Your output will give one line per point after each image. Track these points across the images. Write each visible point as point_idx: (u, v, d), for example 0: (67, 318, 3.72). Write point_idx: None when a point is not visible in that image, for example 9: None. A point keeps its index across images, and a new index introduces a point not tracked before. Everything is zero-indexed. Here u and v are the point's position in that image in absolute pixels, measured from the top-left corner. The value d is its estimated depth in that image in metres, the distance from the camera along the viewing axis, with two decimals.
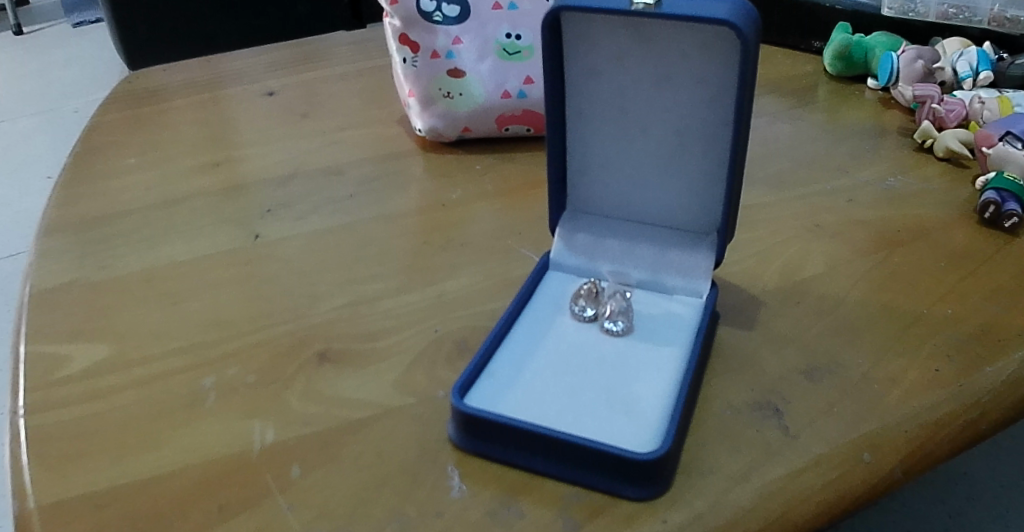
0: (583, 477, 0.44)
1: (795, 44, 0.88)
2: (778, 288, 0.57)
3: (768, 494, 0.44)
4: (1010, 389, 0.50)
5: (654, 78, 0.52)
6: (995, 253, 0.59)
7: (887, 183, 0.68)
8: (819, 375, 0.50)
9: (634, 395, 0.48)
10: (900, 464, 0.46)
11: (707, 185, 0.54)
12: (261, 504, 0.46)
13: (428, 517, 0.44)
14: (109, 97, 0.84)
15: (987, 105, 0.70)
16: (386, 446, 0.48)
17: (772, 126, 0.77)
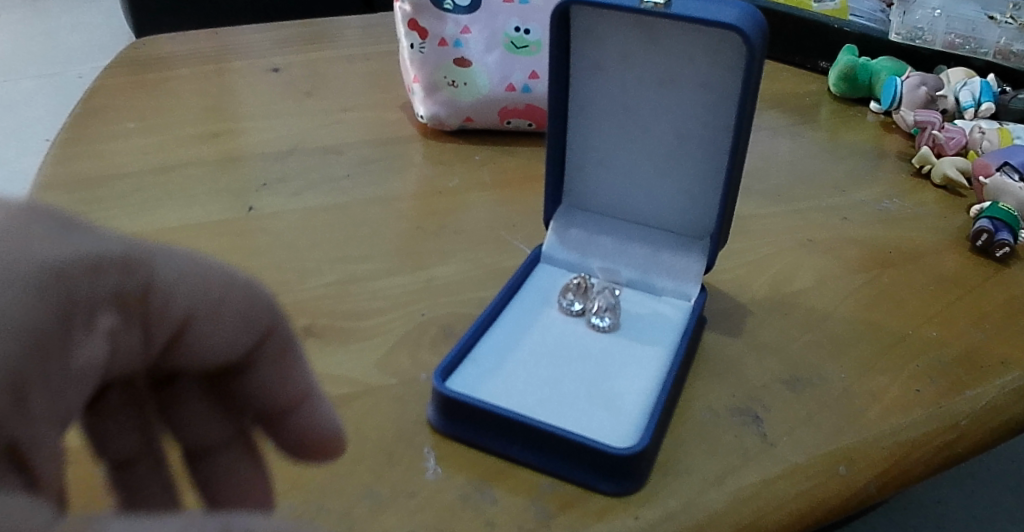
0: (558, 468, 0.44)
1: (801, 62, 0.88)
2: (766, 298, 0.57)
3: (742, 498, 0.44)
4: (989, 414, 0.50)
5: (660, 78, 0.52)
6: (985, 281, 0.60)
7: (882, 205, 0.68)
8: (801, 386, 0.51)
9: (615, 390, 0.48)
10: (875, 479, 0.46)
11: (704, 190, 0.54)
12: None
13: (402, 496, 0.44)
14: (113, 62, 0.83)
15: (986, 135, 0.71)
16: (364, 424, 0.48)
17: (772, 140, 0.77)
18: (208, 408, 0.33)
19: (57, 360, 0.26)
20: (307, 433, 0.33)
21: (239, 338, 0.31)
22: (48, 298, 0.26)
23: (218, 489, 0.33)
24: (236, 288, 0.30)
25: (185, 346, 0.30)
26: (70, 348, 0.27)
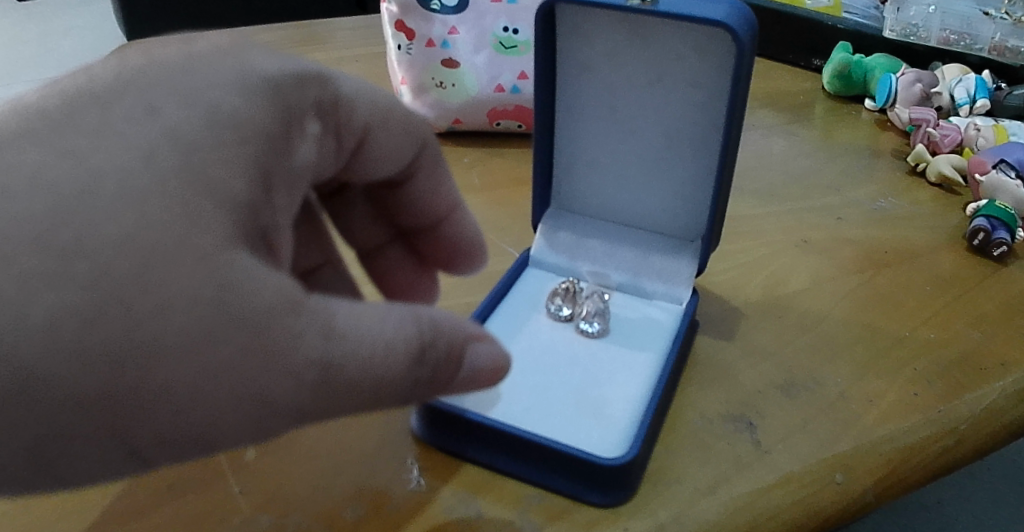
0: (546, 479, 0.43)
1: (795, 60, 0.87)
2: (760, 301, 0.56)
3: (735, 508, 0.43)
4: (989, 418, 0.49)
5: (648, 77, 0.51)
6: (982, 281, 0.59)
7: (877, 204, 0.67)
8: (795, 391, 0.49)
9: (605, 398, 0.46)
10: (872, 487, 0.45)
11: (695, 191, 0.53)
12: (213, 485, 0.44)
13: (385, 509, 0.43)
14: None
15: (982, 132, 0.70)
16: (347, 434, 0.46)
17: (766, 140, 0.76)
18: (370, 214, 0.49)
19: (285, 153, 0.36)
20: (458, 239, 0.49)
21: (404, 145, 0.43)
22: (281, 104, 0.36)
23: (391, 281, 0.50)
24: (404, 117, 0.43)
25: (364, 153, 0.42)
26: (295, 144, 0.37)
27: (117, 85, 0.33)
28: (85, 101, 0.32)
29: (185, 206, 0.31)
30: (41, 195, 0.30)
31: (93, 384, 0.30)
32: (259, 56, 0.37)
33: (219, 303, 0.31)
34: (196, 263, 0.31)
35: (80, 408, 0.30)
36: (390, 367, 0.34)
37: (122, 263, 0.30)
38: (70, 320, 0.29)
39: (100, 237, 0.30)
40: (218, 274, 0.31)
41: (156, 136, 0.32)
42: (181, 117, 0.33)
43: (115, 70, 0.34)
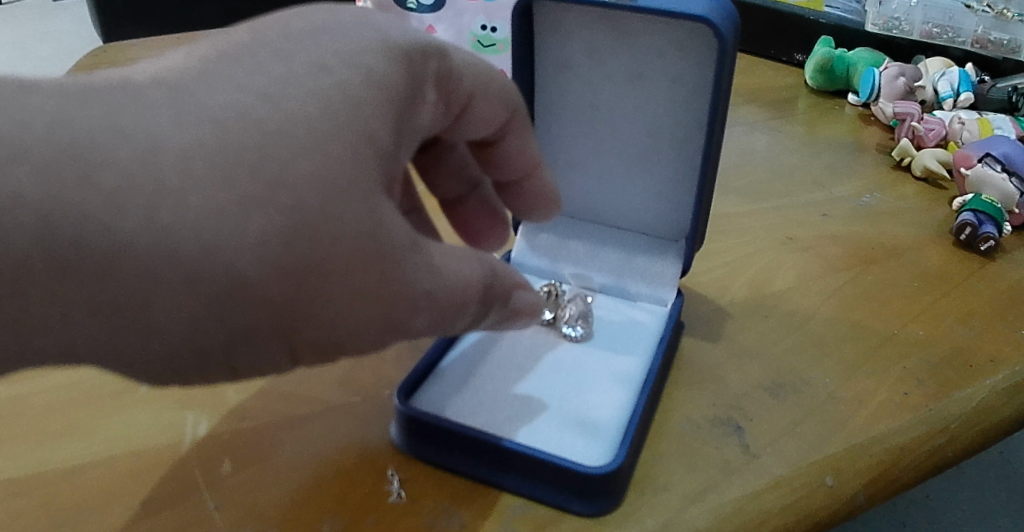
0: (529, 488, 0.42)
1: (777, 55, 0.86)
2: (745, 300, 0.55)
3: (724, 515, 0.42)
4: (980, 416, 0.48)
5: (628, 75, 0.50)
6: (970, 276, 0.58)
7: (863, 200, 0.66)
8: (783, 392, 0.48)
9: (589, 404, 0.45)
10: (864, 489, 0.44)
11: (678, 189, 0.52)
12: (188, 500, 0.43)
13: (365, 522, 0.41)
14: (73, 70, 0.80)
15: (966, 126, 0.69)
16: (324, 444, 0.45)
17: (749, 136, 0.75)
18: (450, 170, 0.48)
19: (406, 118, 0.36)
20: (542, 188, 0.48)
21: (502, 112, 0.42)
22: (402, 71, 0.36)
23: (477, 231, 0.50)
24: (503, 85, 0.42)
25: (467, 117, 0.41)
26: (415, 111, 0.37)
27: (281, 40, 0.34)
28: (246, 54, 0.33)
29: (336, 166, 0.32)
30: (241, 129, 0.31)
31: (278, 293, 0.32)
32: (382, 23, 0.37)
33: (388, 238, 0.34)
34: (354, 198, 0.33)
35: (257, 312, 0.32)
36: (466, 305, 0.38)
37: (295, 198, 0.31)
38: (265, 242, 0.31)
39: (284, 168, 0.31)
40: (382, 209, 0.33)
41: (312, 106, 0.32)
42: (323, 79, 0.33)
43: (275, 22, 0.35)
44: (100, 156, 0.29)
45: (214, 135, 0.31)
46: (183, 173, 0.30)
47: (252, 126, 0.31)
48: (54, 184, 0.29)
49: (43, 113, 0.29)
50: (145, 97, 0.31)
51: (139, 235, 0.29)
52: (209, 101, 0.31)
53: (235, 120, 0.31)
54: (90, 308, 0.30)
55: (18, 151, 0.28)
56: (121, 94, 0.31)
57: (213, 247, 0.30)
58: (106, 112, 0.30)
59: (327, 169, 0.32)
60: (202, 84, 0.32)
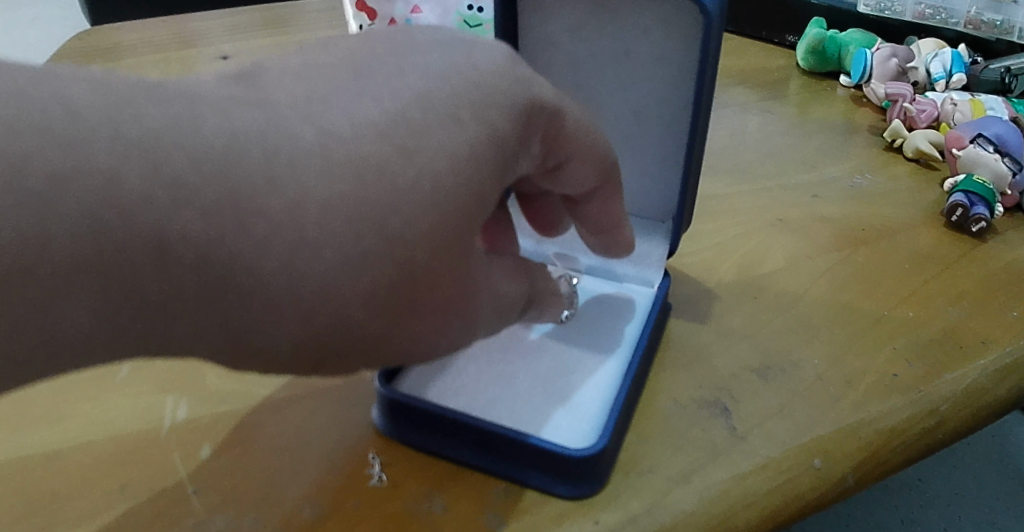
0: (513, 472, 0.41)
1: (769, 37, 0.85)
2: (734, 282, 0.54)
3: (711, 497, 0.41)
4: (970, 398, 0.47)
5: (614, 52, 0.49)
6: (961, 258, 0.57)
7: (854, 181, 0.66)
8: (771, 374, 0.48)
9: (573, 386, 0.45)
10: (853, 471, 0.43)
11: (665, 169, 0.51)
12: (166, 485, 0.42)
13: (344, 507, 0.41)
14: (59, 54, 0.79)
15: (959, 107, 0.69)
16: (304, 428, 0.44)
17: (740, 118, 0.74)
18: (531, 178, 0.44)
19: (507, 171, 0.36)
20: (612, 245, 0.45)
21: (595, 181, 0.40)
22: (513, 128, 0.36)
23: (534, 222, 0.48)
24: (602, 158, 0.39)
25: (559, 173, 0.40)
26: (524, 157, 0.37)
27: (423, 86, 0.34)
28: (387, 95, 0.33)
29: (447, 225, 0.34)
30: (377, 184, 0.32)
31: (375, 329, 0.34)
32: (509, 70, 0.36)
33: (466, 272, 0.36)
34: (451, 256, 0.34)
35: (351, 342, 0.33)
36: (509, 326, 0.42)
37: (407, 251, 0.33)
38: (370, 294, 0.33)
39: (405, 223, 0.32)
40: (464, 259, 0.35)
41: (442, 164, 0.33)
42: (455, 135, 0.34)
43: (415, 62, 0.35)
44: (254, 204, 0.30)
45: (355, 188, 0.31)
46: (324, 226, 0.31)
47: (386, 181, 0.32)
48: (216, 226, 0.29)
49: (208, 148, 0.29)
50: (295, 134, 0.31)
51: (277, 278, 0.31)
52: (349, 140, 0.32)
53: (372, 169, 0.32)
54: (210, 328, 0.31)
55: (179, 186, 0.29)
56: (272, 120, 0.31)
57: (332, 290, 0.32)
58: (261, 151, 0.30)
59: (437, 226, 0.33)
60: (343, 124, 0.32)
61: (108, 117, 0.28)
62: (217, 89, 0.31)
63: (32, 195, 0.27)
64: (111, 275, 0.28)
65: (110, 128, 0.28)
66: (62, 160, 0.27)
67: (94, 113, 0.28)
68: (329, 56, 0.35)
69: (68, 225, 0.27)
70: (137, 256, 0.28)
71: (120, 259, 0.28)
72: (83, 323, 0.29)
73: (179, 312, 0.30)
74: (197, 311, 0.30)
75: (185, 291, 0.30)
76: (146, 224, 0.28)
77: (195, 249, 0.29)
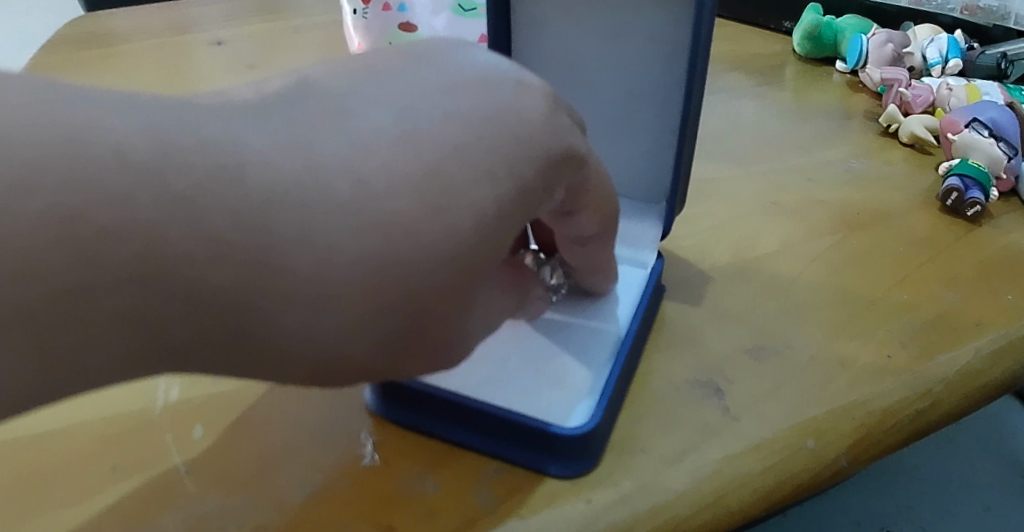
0: (504, 450, 0.41)
1: (765, 23, 0.85)
2: (728, 265, 0.54)
3: (704, 477, 0.41)
4: (964, 380, 0.47)
5: (607, 33, 0.49)
6: (956, 242, 0.57)
7: (849, 165, 0.66)
8: (764, 354, 0.48)
9: (564, 365, 0.45)
10: (846, 452, 0.43)
11: (658, 150, 0.51)
12: (158, 464, 0.42)
13: (337, 486, 0.41)
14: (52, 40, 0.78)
15: (954, 92, 0.69)
16: (297, 409, 0.44)
17: (735, 103, 0.74)
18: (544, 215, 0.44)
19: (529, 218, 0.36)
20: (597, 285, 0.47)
21: (596, 229, 0.42)
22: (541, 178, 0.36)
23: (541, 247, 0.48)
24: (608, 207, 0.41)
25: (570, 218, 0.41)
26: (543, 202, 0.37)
27: (462, 137, 0.33)
28: (428, 144, 0.33)
29: (462, 281, 0.33)
30: (403, 243, 0.31)
31: (380, 367, 0.34)
32: (548, 121, 0.36)
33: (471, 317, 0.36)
34: (461, 307, 0.34)
35: (356, 377, 0.34)
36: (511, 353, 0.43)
37: (420, 304, 0.33)
38: (378, 339, 0.33)
39: (422, 277, 0.32)
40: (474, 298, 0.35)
41: (468, 223, 0.33)
42: (486, 191, 0.33)
43: (460, 108, 0.34)
44: (281, 260, 0.30)
45: (382, 248, 0.31)
46: (346, 282, 0.31)
47: (414, 240, 0.32)
48: (246, 280, 0.30)
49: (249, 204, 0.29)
50: (332, 187, 0.31)
51: (295, 325, 0.31)
52: (381, 196, 0.31)
53: (401, 230, 0.31)
54: (228, 361, 0.32)
55: (214, 241, 0.29)
56: (312, 170, 0.30)
57: (346, 335, 0.32)
58: (297, 208, 0.30)
59: (455, 279, 0.33)
60: (380, 175, 0.31)
61: (154, 168, 0.28)
62: (259, 118, 0.31)
63: (79, 247, 0.27)
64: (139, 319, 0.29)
65: (155, 182, 0.28)
66: (103, 211, 0.27)
67: (141, 166, 0.28)
68: (379, 89, 0.34)
69: (110, 272, 0.28)
70: (171, 302, 0.29)
71: (148, 304, 0.29)
72: (108, 361, 0.29)
73: (200, 351, 0.31)
74: (217, 352, 0.31)
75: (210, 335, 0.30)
76: (185, 275, 0.29)
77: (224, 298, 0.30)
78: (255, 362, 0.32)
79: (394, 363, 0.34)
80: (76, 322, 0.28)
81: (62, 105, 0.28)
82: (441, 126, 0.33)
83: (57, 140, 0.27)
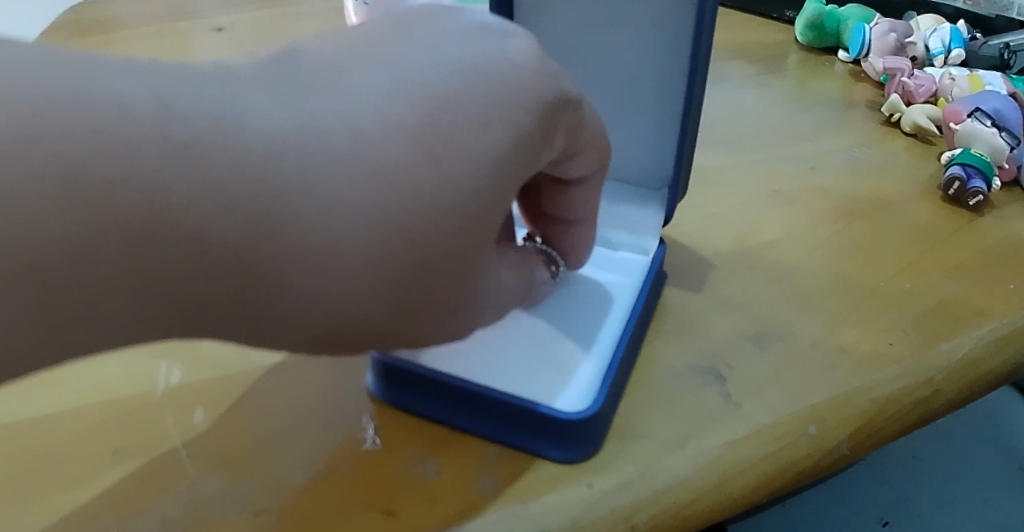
0: (505, 435, 0.41)
1: (767, 12, 0.85)
2: (730, 252, 0.54)
3: (705, 462, 0.41)
4: (966, 368, 0.47)
5: (610, 18, 0.49)
6: (958, 231, 0.57)
7: (851, 154, 0.65)
8: (765, 341, 0.48)
9: (566, 350, 0.45)
10: (847, 439, 0.43)
11: (660, 137, 0.51)
12: (159, 447, 0.42)
13: (337, 470, 0.41)
14: (52, 26, 0.78)
15: (957, 81, 0.68)
16: (297, 393, 0.44)
17: (737, 91, 0.74)
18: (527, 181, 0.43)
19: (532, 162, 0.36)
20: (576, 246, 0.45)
21: (591, 168, 0.40)
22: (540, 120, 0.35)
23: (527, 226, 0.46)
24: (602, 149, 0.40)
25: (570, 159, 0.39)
26: (541, 152, 0.36)
27: (457, 86, 0.33)
28: (423, 94, 0.32)
29: (463, 229, 0.33)
30: (404, 190, 0.31)
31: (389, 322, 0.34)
32: (541, 64, 0.36)
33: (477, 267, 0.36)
34: (465, 256, 0.34)
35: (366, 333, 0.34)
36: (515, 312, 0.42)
37: (424, 254, 0.32)
38: (385, 290, 0.32)
39: (425, 226, 0.32)
40: (481, 250, 0.35)
41: (466, 169, 0.33)
42: (483, 138, 0.33)
43: (454, 56, 0.34)
44: (287, 211, 0.30)
45: (384, 197, 0.31)
46: (350, 232, 0.31)
47: (413, 187, 0.31)
48: (249, 237, 0.29)
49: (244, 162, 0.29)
50: (329, 137, 0.30)
51: (304, 286, 0.31)
52: (379, 145, 0.31)
53: (400, 178, 0.31)
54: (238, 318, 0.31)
55: (215, 191, 0.29)
56: (307, 122, 0.30)
57: (354, 287, 0.32)
58: (296, 159, 0.30)
59: (457, 227, 0.33)
60: (377, 126, 0.31)
61: (154, 121, 0.28)
62: (255, 75, 0.31)
63: (81, 196, 0.27)
64: (150, 281, 0.29)
65: (155, 134, 0.28)
66: (102, 160, 0.27)
67: (139, 119, 0.28)
68: (372, 46, 0.34)
69: (112, 224, 0.28)
70: (175, 254, 0.29)
71: (152, 254, 0.29)
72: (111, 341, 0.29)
73: (209, 306, 0.31)
74: (227, 305, 0.31)
75: (216, 295, 0.30)
76: (186, 226, 0.29)
77: (226, 255, 0.29)
78: (265, 316, 0.31)
79: (403, 317, 0.34)
80: (81, 286, 0.28)
81: (59, 62, 0.28)
82: (431, 75, 0.33)
83: (57, 104, 0.27)
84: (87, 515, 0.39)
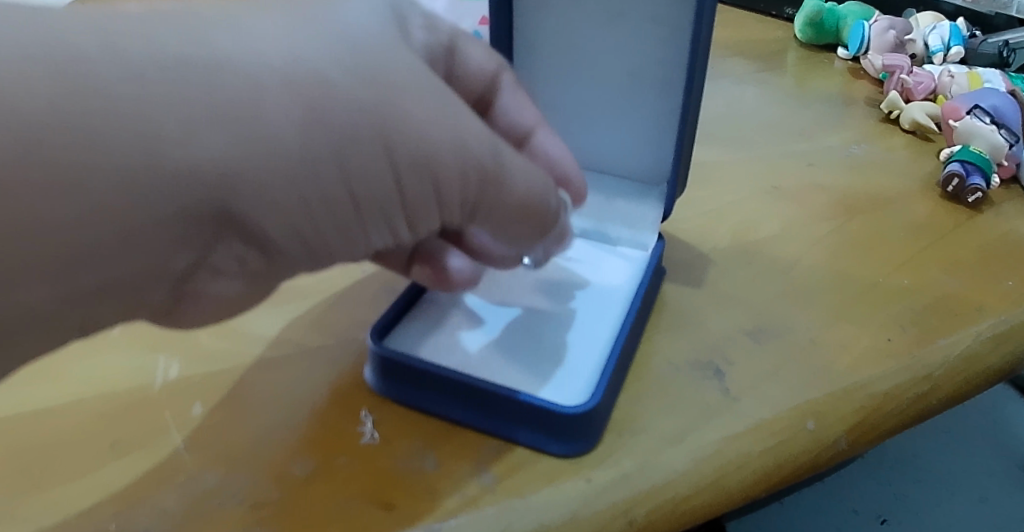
0: (505, 429, 0.41)
1: (766, 9, 0.85)
2: (729, 248, 0.54)
3: (704, 457, 0.41)
4: (964, 364, 0.47)
5: (609, 14, 0.49)
6: (957, 228, 0.57)
7: (850, 151, 0.65)
8: (764, 337, 0.48)
9: (565, 345, 0.45)
10: (846, 435, 0.43)
11: (658, 133, 0.51)
12: (157, 441, 0.42)
13: (336, 464, 0.41)
14: None
15: (956, 79, 0.68)
16: (296, 387, 0.44)
17: (736, 88, 0.74)
18: None
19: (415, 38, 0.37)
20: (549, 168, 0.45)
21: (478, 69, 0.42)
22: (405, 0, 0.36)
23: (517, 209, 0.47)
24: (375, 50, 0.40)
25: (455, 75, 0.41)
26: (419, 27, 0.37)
27: None
28: None
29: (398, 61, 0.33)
30: (325, 35, 0.31)
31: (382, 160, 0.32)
32: None
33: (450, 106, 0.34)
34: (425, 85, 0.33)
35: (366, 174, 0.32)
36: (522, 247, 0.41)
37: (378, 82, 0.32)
38: (368, 117, 0.31)
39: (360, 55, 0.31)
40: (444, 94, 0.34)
41: (366, 17, 0.33)
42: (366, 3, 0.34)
43: None
44: (228, 67, 0.29)
45: (308, 43, 0.31)
46: (293, 66, 0.30)
47: (330, 31, 0.31)
48: (201, 86, 0.28)
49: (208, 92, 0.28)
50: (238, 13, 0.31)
51: (278, 130, 0.29)
52: (285, 12, 0.31)
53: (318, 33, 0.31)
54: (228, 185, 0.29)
55: (150, 53, 0.28)
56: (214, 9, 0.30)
57: (332, 121, 0.30)
58: (216, 24, 0.29)
59: (393, 53, 0.32)
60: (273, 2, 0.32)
61: (76, 16, 0.27)
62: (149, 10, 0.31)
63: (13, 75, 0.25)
64: (116, 163, 0.27)
65: (81, 22, 0.27)
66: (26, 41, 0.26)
67: (59, 14, 0.27)
68: None
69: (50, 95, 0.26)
70: (132, 117, 0.27)
71: (104, 120, 0.27)
72: None
73: (187, 179, 0.28)
74: (203, 174, 0.28)
75: (191, 175, 0.28)
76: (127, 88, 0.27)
77: (188, 119, 0.28)
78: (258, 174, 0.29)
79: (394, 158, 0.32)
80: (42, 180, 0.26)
81: None
82: None
83: None
84: (86, 509, 0.39)
